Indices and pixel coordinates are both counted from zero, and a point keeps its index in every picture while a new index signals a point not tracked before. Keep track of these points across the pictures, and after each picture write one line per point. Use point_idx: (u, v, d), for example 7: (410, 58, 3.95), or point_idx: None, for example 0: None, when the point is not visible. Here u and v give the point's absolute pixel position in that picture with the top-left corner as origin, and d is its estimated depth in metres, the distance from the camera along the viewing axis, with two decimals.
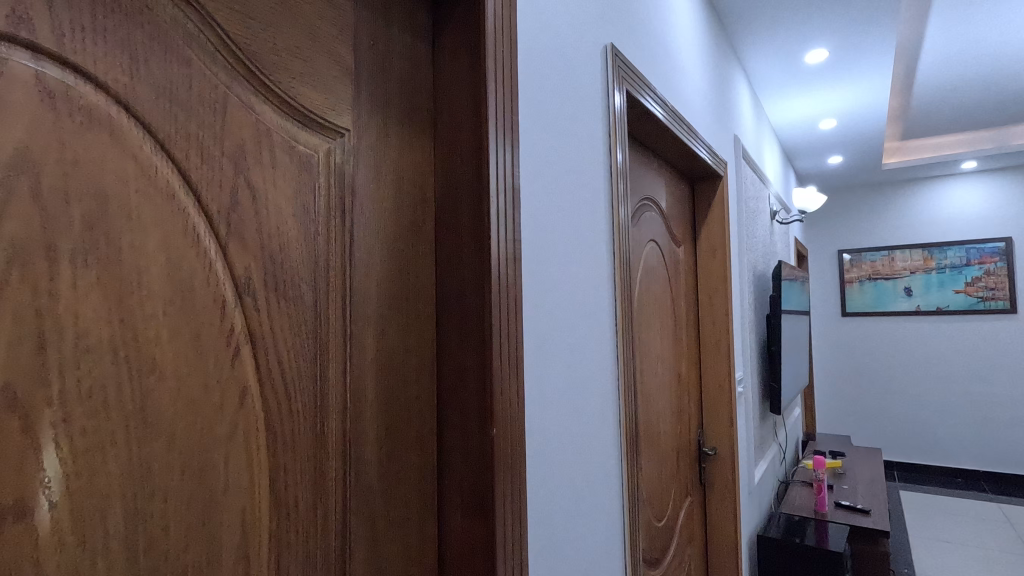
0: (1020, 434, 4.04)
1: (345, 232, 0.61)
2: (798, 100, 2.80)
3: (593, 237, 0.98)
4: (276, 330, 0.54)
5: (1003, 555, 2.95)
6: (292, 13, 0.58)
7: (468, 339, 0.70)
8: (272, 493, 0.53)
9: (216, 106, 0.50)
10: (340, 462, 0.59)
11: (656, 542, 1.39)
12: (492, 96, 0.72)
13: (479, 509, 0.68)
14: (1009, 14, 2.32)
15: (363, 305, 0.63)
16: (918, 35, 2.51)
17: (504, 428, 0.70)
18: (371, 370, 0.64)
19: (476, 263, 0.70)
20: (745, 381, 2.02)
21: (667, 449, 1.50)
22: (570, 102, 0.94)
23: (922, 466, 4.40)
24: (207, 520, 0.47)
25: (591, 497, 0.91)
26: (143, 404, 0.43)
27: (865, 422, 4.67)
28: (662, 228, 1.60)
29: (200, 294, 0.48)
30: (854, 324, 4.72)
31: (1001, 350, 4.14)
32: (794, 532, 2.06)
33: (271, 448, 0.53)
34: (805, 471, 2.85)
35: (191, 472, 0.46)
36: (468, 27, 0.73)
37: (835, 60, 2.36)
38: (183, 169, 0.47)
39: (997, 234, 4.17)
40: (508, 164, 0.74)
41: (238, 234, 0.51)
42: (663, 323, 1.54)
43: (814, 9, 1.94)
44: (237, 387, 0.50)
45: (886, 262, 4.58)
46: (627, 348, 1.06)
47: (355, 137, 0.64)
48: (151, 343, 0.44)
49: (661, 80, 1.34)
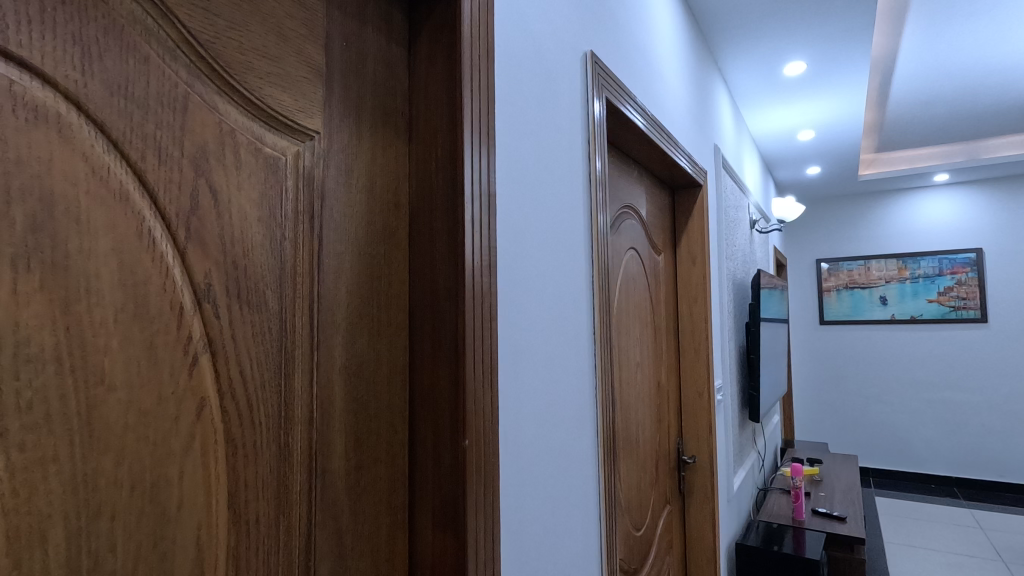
0: (989, 440, 4.14)
1: (313, 237, 0.60)
2: (777, 111, 2.84)
3: (572, 245, 0.98)
4: (238, 339, 0.52)
5: (975, 560, 3.01)
6: (259, 12, 0.56)
7: (442, 349, 0.69)
8: (231, 508, 0.50)
9: (176, 105, 0.48)
10: (306, 475, 0.57)
11: (635, 552, 1.38)
12: (468, 101, 0.71)
13: (451, 525, 0.66)
14: (980, 31, 2.38)
15: (332, 312, 0.62)
16: (893, 50, 2.57)
17: (477, 438, 0.68)
18: (339, 380, 0.62)
19: (450, 271, 0.69)
20: (724, 388, 2.03)
21: (647, 455, 1.50)
22: (548, 108, 0.93)
23: (897, 472, 4.47)
24: (159, 540, 0.45)
25: (567, 507, 0.90)
26: (90, 416, 0.41)
27: (842, 429, 4.72)
28: (642, 235, 1.61)
29: (155, 300, 0.46)
30: (831, 332, 4.79)
31: (972, 358, 4.24)
32: (773, 540, 2.07)
33: (231, 463, 0.51)
34: (783, 478, 2.87)
35: (142, 489, 0.44)
36: (444, 31, 0.72)
37: (812, 73, 2.41)
38: (139, 170, 0.45)
39: (968, 246, 4.28)
40: (483, 171, 0.73)
41: (199, 239, 0.49)
42: (642, 330, 1.54)
43: (793, 21, 1.97)
44: (195, 397, 0.48)
45: (862, 272, 4.67)
46: (605, 356, 1.05)
47: (325, 140, 0.63)
48: (99, 353, 0.42)
49: (641, 89, 1.35)
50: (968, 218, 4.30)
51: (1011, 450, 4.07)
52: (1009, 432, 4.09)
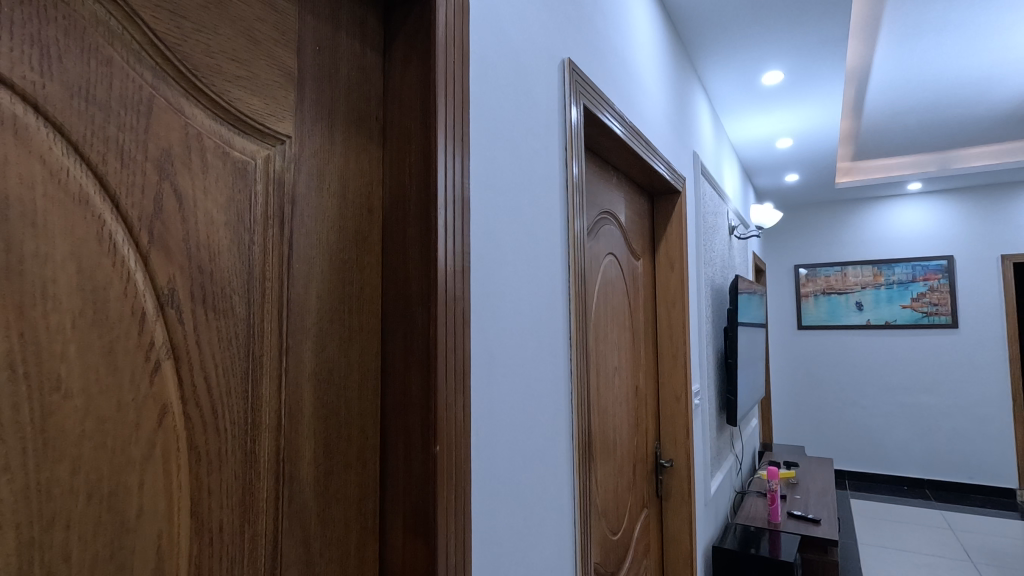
0: (960, 444, 4.25)
1: (283, 242, 0.59)
2: (755, 119, 2.89)
3: (548, 250, 0.98)
4: (203, 344, 0.51)
5: (945, 560, 3.07)
6: (228, 14, 0.56)
7: (413, 354, 0.69)
8: (194, 516, 0.50)
9: (140, 107, 0.48)
10: (272, 482, 0.57)
11: (611, 556, 1.39)
12: (442, 106, 0.71)
13: (421, 530, 0.66)
14: (950, 44, 2.45)
15: (301, 317, 0.61)
16: (867, 61, 2.63)
17: (449, 444, 0.68)
18: (308, 385, 0.61)
19: (422, 276, 0.69)
20: (702, 393, 2.05)
21: (625, 459, 1.52)
22: (524, 114, 0.93)
23: (871, 475, 4.55)
24: (117, 550, 0.44)
25: (541, 512, 0.90)
26: (44, 424, 0.40)
27: (819, 433, 4.80)
28: (620, 241, 1.62)
29: (114, 305, 0.45)
30: (809, 337, 4.86)
31: (944, 362, 4.34)
32: (749, 542, 2.09)
33: (194, 470, 0.50)
34: (760, 481, 2.91)
35: (99, 497, 0.43)
36: (418, 37, 0.72)
37: (789, 82, 2.46)
38: (100, 173, 0.45)
39: (940, 253, 4.39)
40: (457, 175, 0.73)
41: (163, 243, 0.49)
42: (620, 334, 1.56)
43: (770, 32, 2.01)
44: (156, 404, 0.47)
45: (839, 278, 4.76)
46: (580, 362, 1.06)
47: (297, 144, 0.62)
48: (55, 359, 0.41)
49: (620, 97, 1.37)
50: (941, 226, 4.41)
51: (980, 452, 4.18)
52: (979, 435, 4.19)
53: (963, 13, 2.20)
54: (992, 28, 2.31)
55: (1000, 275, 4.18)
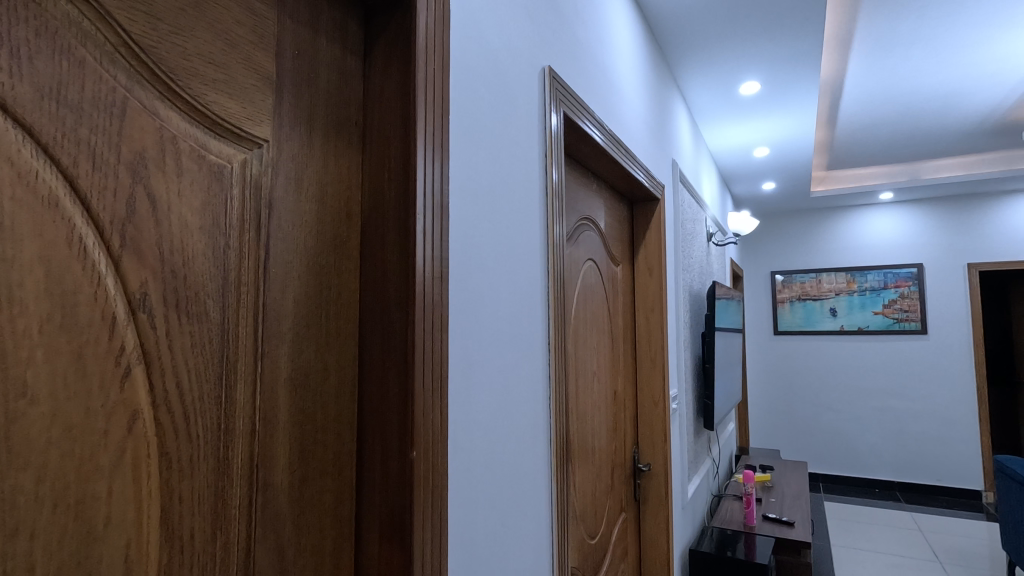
0: (929, 446, 4.37)
1: (259, 246, 0.59)
2: (732, 128, 2.94)
3: (527, 255, 0.99)
4: (175, 350, 0.51)
5: (914, 560, 3.15)
6: (206, 17, 0.55)
7: (391, 360, 0.69)
8: (164, 524, 0.49)
9: (113, 109, 0.47)
10: (245, 489, 0.56)
11: (589, 560, 1.40)
12: (422, 113, 0.71)
13: (397, 536, 0.66)
14: (919, 60, 2.53)
15: (278, 323, 0.61)
16: (840, 74, 2.70)
17: (426, 449, 0.68)
18: (284, 390, 0.61)
19: (401, 281, 0.69)
20: (679, 397, 2.07)
21: (603, 463, 1.53)
22: (505, 121, 0.94)
23: (845, 478, 4.64)
24: (83, 560, 0.43)
25: (519, 515, 0.90)
26: (8, 429, 0.39)
27: (793, 436, 4.88)
28: (600, 247, 1.64)
29: (84, 310, 0.44)
30: (785, 342, 4.94)
31: (914, 367, 4.45)
32: (726, 546, 2.12)
33: (165, 477, 0.49)
34: (736, 484, 2.95)
35: (66, 506, 0.42)
36: (398, 43, 0.73)
37: (766, 93, 2.51)
38: (71, 176, 0.44)
39: (910, 261, 4.52)
40: (437, 179, 0.73)
41: (135, 248, 0.48)
42: (599, 339, 1.57)
43: (747, 44, 2.06)
44: (126, 410, 0.47)
45: (814, 284, 4.85)
46: (559, 368, 1.07)
47: (274, 148, 0.62)
48: (21, 364, 0.40)
49: (601, 105, 1.38)
50: (911, 235, 4.54)
51: (948, 455, 4.30)
52: (946, 438, 4.32)
53: (930, 30, 2.28)
54: (957, 45, 2.40)
55: (966, 282, 4.32)
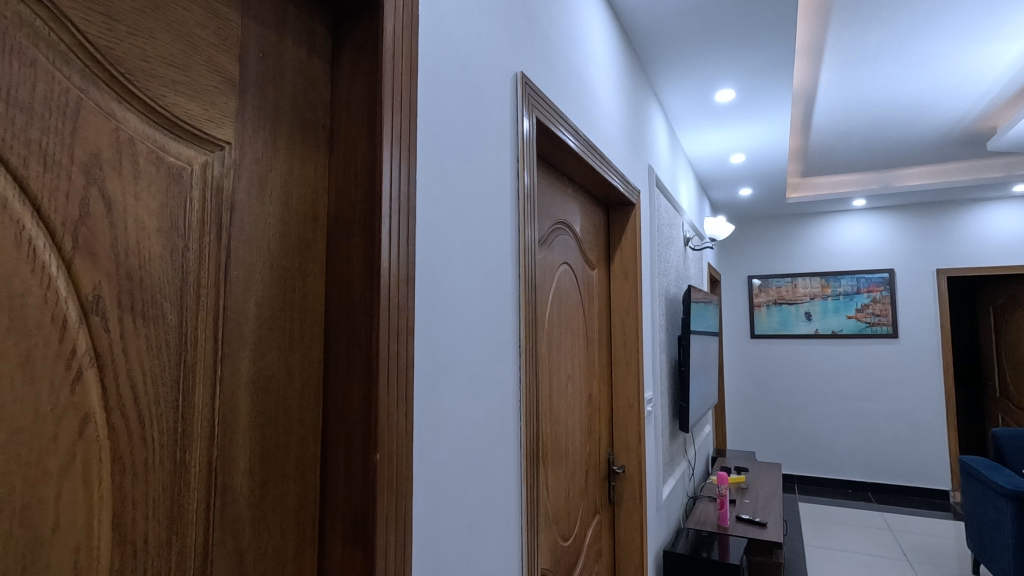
0: (899, 447, 4.47)
1: (220, 248, 0.59)
2: (709, 135, 2.99)
3: (498, 259, 0.99)
4: (130, 353, 0.50)
5: (884, 560, 3.21)
6: (166, 18, 0.55)
7: (356, 361, 0.69)
8: (116, 528, 0.48)
9: (66, 110, 0.47)
10: (203, 492, 0.56)
11: (562, 561, 1.41)
12: (389, 117, 0.72)
13: (359, 537, 0.66)
14: (887, 71, 2.60)
15: (239, 324, 0.61)
16: (813, 83, 2.76)
17: (390, 451, 0.68)
18: (244, 392, 0.61)
19: (366, 284, 0.69)
20: (654, 400, 2.09)
21: (578, 465, 1.54)
22: (475, 126, 0.95)
23: (819, 479, 4.72)
24: (29, 565, 0.43)
25: (486, 517, 0.91)
26: None
27: (770, 438, 4.95)
28: (575, 251, 1.65)
29: (33, 314, 0.44)
30: (761, 346, 5.02)
31: (886, 370, 4.55)
32: (700, 547, 2.14)
33: (117, 480, 0.49)
34: (711, 486, 2.98)
35: (10, 511, 0.41)
36: (365, 47, 0.73)
37: (740, 101, 2.56)
38: (20, 177, 0.44)
39: (882, 267, 4.62)
40: (403, 182, 0.73)
41: (88, 249, 0.48)
42: (574, 343, 1.58)
43: (722, 53, 2.10)
44: (77, 413, 0.46)
45: (790, 288, 4.93)
46: (530, 370, 1.07)
47: (236, 150, 0.62)
48: None
49: (575, 111, 1.40)
50: (882, 241, 4.65)
51: (917, 455, 4.41)
52: (916, 440, 4.43)
53: (898, 43, 2.35)
54: (923, 58, 2.48)
55: (935, 288, 4.44)
